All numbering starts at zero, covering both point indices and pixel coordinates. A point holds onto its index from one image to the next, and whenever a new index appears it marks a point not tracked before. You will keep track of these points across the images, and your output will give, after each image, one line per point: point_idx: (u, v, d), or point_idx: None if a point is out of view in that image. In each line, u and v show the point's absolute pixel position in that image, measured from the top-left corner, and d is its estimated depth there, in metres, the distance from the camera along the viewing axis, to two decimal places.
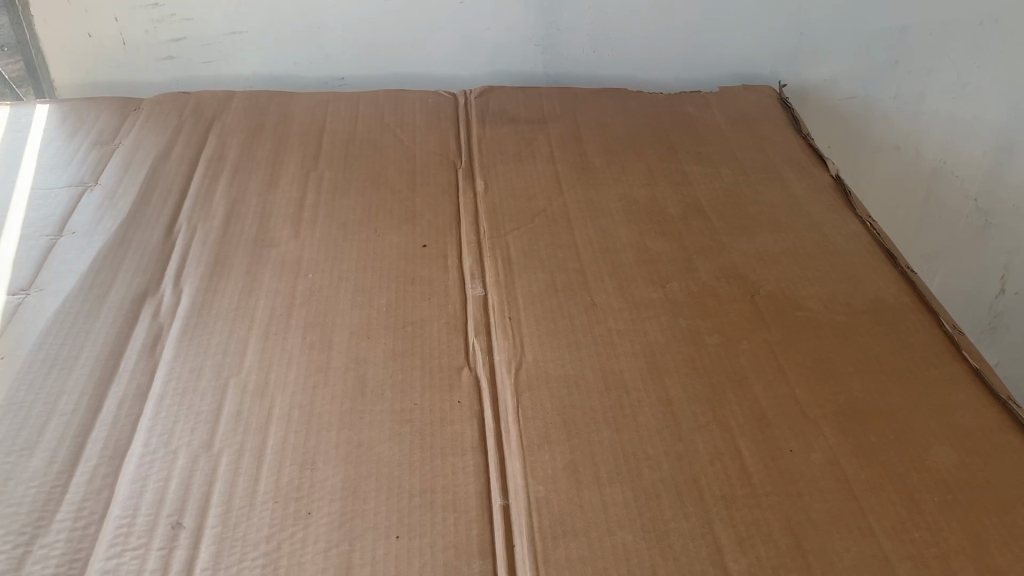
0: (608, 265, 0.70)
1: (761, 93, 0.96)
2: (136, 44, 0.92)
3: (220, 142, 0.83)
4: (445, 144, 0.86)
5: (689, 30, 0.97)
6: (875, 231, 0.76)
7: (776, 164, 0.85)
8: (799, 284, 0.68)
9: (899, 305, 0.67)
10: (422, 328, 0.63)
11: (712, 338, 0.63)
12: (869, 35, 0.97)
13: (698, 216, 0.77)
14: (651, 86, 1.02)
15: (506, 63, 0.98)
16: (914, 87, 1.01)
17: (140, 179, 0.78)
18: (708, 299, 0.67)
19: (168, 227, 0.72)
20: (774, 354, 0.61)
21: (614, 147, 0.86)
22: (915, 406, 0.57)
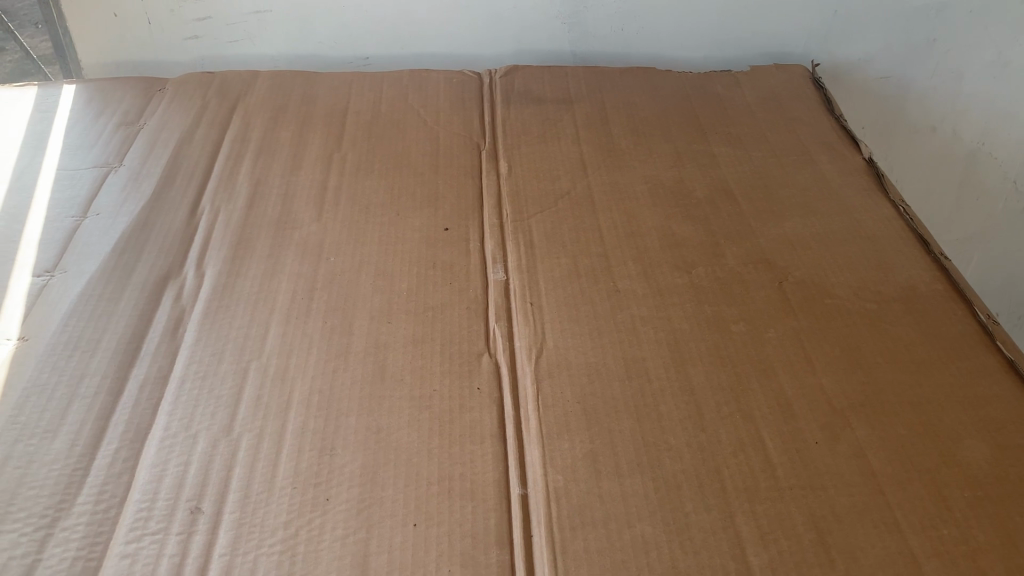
0: (633, 251, 0.69)
1: (793, 72, 0.94)
2: (161, 22, 0.91)
3: (244, 122, 0.83)
4: (469, 125, 0.85)
5: (720, 7, 0.94)
6: (908, 215, 0.74)
7: (807, 145, 0.83)
8: (828, 271, 0.67)
9: (932, 292, 0.65)
10: (443, 313, 0.63)
11: (738, 326, 0.62)
12: (905, 12, 0.94)
13: (726, 200, 0.75)
14: (679, 65, 1.00)
15: (532, 43, 0.97)
16: (952, 65, 0.98)
17: (163, 160, 0.78)
18: (734, 286, 0.65)
19: (192, 209, 0.72)
20: (801, 343, 0.60)
21: (641, 128, 0.85)
22: (945, 398, 0.56)
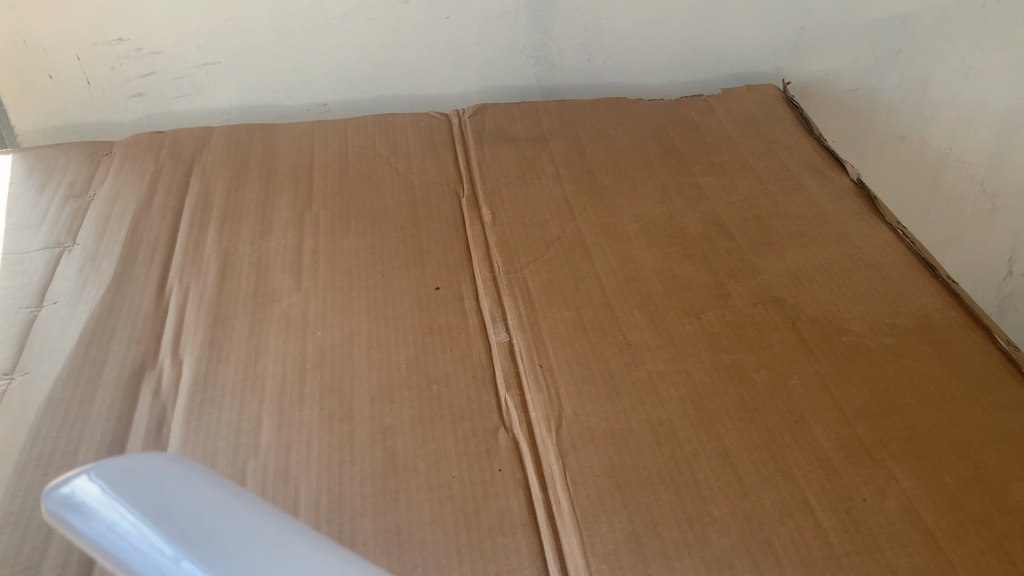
0: (636, 298, 0.66)
1: (766, 92, 0.92)
2: (102, 82, 0.85)
3: (203, 186, 0.78)
4: (444, 172, 0.80)
5: (687, 31, 0.92)
6: (907, 237, 0.72)
7: (792, 168, 0.81)
8: (839, 304, 0.65)
9: (947, 320, 0.63)
10: (449, 385, 0.59)
11: (760, 374, 0.59)
12: (870, 25, 0.94)
13: (721, 235, 0.72)
14: (648, 92, 0.98)
15: (497, 79, 0.93)
16: (918, 74, 0.98)
17: (121, 235, 0.72)
18: (748, 329, 0.62)
19: (159, 289, 0.67)
20: (828, 388, 0.57)
21: (622, 163, 0.82)
22: (984, 437, 0.54)
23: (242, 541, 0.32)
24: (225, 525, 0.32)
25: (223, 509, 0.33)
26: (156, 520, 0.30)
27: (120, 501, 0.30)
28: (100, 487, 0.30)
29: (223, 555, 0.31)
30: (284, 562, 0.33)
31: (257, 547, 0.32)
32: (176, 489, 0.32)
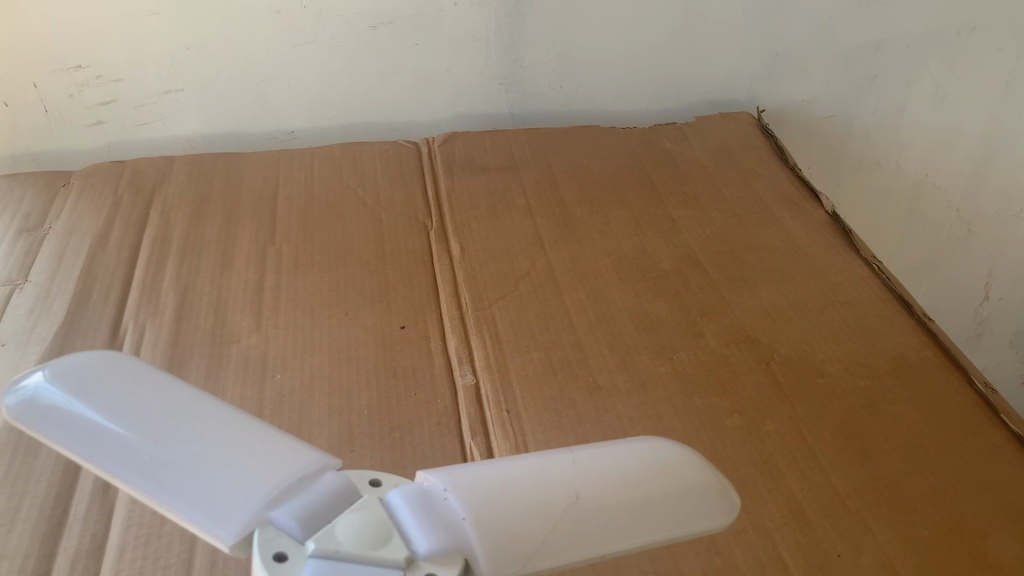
0: (607, 337, 0.64)
1: (740, 120, 0.91)
2: (61, 110, 0.82)
3: (163, 219, 0.75)
4: (412, 203, 0.78)
5: (661, 58, 0.91)
6: (882, 273, 0.71)
7: (766, 200, 0.80)
8: (814, 344, 0.63)
9: (923, 362, 0.62)
10: (411, 433, 0.57)
11: (732, 419, 0.57)
12: (845, 51, 0.93)
13: (694, 269, 0.71)
14: (622, 119, 0.96)
15: (468, 107, 0.92)
16: (893, 101, 0.97)
17: (75, 271, 0.69)
18: (721, 371, 0.61)
19: (113, 330, 0.64)
20: (802, 434, 0.56)
21: (594, 194, 0.80)
22: (961, 486, 0.53)
23: (207, 423, 0.31)
24: (183, 413, 0.30)
25: (191, 398, 0.31)
26: (106, 412, 0.29)
27: (74, 398, 0.30)
28: (52, 387, 0.30)
29: (179, 438, 0.29)
30: (245, 445, 0.30)
31: (224, 427, 0.31)
32: (138, 377, 0.31)
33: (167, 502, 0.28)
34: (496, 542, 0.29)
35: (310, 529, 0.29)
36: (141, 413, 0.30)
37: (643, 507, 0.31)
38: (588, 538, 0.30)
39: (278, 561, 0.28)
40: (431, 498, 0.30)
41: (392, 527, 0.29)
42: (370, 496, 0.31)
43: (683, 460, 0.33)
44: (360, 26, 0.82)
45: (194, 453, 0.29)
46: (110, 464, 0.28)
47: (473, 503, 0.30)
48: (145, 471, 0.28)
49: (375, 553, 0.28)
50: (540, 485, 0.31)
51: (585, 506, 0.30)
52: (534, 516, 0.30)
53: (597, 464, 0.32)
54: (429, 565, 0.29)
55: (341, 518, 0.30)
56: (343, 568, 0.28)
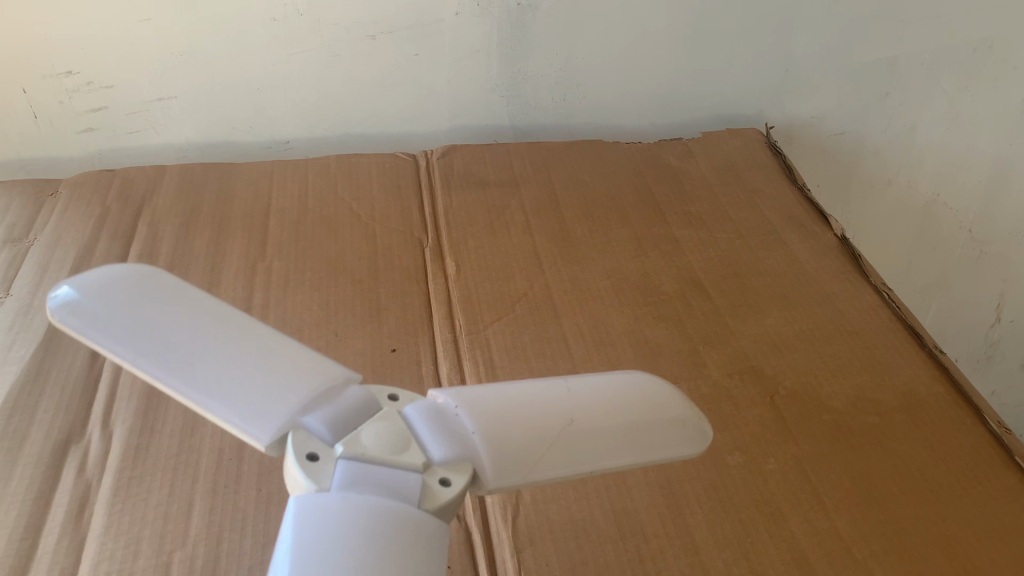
0: (605, 365, 0.62)
1: (747, 136, 0.88)
2: (50, 117, 0.80)
3: (151, 232, 0.73)
4: (408, 219, 0.76)
5: (667, 71, 0.89)
6: (892, 301, 0.69)
7: (773, 220, 0.77)
8: (821, 377, 0.61)
9: (934, 398, 0.60)
10: None
11: (734, 457, 0.55)
12: (857, 67, 0.90)
13: (698, 294, 0.68)
14: (627, 133, 0.94)
15: (468, 118, 0.89)
16: (906, 118, 0.94)
17: (59, 286, 0.67)
18: (724, 405, 0.58)
19: (94, 349, 0.62)
20: (807, 476, 0.54)
21: (596, 212, 0.78)
22: (973, 534, 0.51)
23: (235, 338, 0.33)
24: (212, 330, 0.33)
25: (215, 313, 0.33)
26: (146, 326, 0.31)
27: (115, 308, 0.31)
28: (97, 295, 0.31)
29: (220, 351, 0.32)
30: (273, 361, 0.33)
31: (256, 343, 0.33)
32: (171, 294, 0.33)
33: (214, 406, 0.31)
34: (499, 456, 0.33)
35: (339, 433, 0.32)
36: (184, 328, 0.32)
37: (629, 429, 0.34)
38: (581, 454, 0.33)
39: (312, 460, 0.31)
40: (443, 414, 0.34)
41: (409, 435, 0.33)
42: (389, 409, 0.34)
43: (666, 392, 0.36)
44: (358, 34, 0.80)
45: (234, 368, 0.32)
46: (159, 370, 0.30)
47: (481, 420, 0.33)
48: (192, 377, 0.31)
49: (396, 456, 0.32)
50: (538, 407, 0.34)
51: (578, 425, 0.33)
52: (533, 432, 0.33)
53: (589, 391, 0.35)
54: (442, 470, 0.32)
55: (365, 426, 0.33)
56: (369, 468, 0.31)
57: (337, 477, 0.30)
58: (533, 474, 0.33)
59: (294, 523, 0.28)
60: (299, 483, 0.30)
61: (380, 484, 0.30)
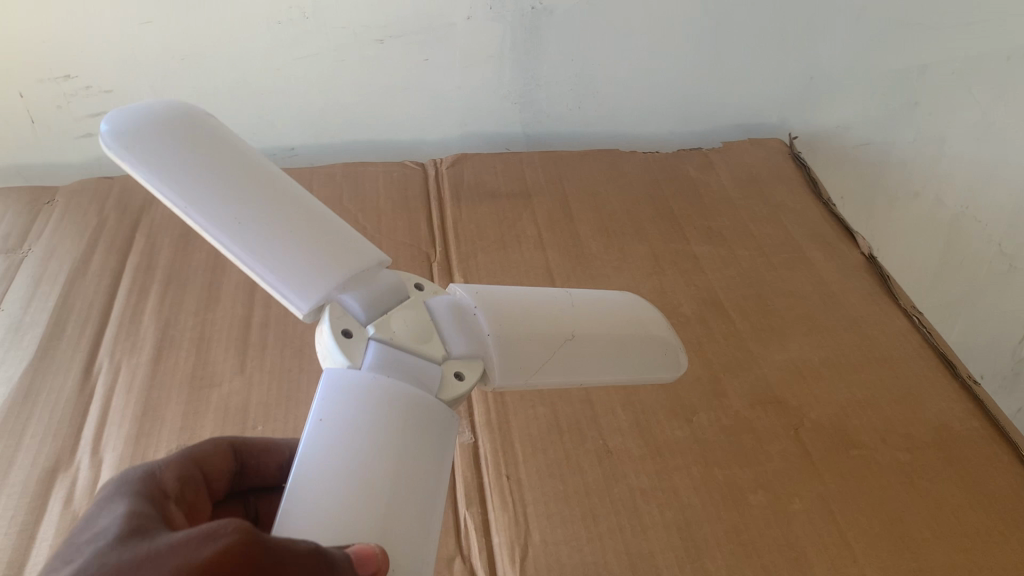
0: (620, 392, 0.59)
1: (770, 147, 0.85)
2: (47, 121, 0.77)
3: (149, 243, 0.71)
4: (415, 232, 0.73)
5: (686, 80, 0.85)
6: (923, 327, 0.65)
7: (796, 237, 0.74)
8: (848, 410, 0.58)
9: (969, 435, 0.56)
10: None
11: (757, 496, 0.52)
12: (884, 76, 0.87)
13: (718, 315, 0.65)
14: (646, 142, 0.91)
15: (479, 123, 0.86)
16: (935, 129, 0.90)
17: (52, 300, 0.65)
18: (746, 438, 0.55)
19: (85, 369, 0.60)
20: (834, 517, 0.51)
21: (610, 225, 0.75)
22: None
23: (276, 200, 0.35)
24: (256, 191, 0.35)
25: (258, 171, 0.36)
26: (194, 176, 0.33)
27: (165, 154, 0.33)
28: (151, 139, 0.33)
29: (262, 209, 0.34)
30: (311, 230, 0.35)
31: (295, 205, 0.36)
32: (215, 147, 0.35)
33: (258, 264, 0.33)
34: (508, 361, 0.40)
35: (370, 314, 0.37)
36: (228, 182, 0.34)
37: (614, 350, 0.43)
38: (569, 367, 0.42)
39: (346, 336, 0.36)
40: (465, 313, 0.40)
41: (432, 326, 0.39)
42: (414, 299, 0.39)
43: (647, 320, 0.45)
44: (366, 38, 0.76)
45: (274, 230, 0.34)
46: (207, 222, 0.33)
47: (500, 325, 0.40)
48: (238, 236, 0.33)
49: (421, 345, 0.38)
50: (544, 322, 0.41)
51: (573, 344, 0.41)
52: (537, 343, 0.41)
53: (583, 314, 0.43)
54: (457, 361, 0.39)
55: (393, 313, 0.38)
56: (396, 352, 0.36)
57: (369, 354, 0.36)
58: (530, 377, 0.41)
59: (325, 402, 0.32)
60: (332, 352, 0.36)
61: (407, 370, 0.36)
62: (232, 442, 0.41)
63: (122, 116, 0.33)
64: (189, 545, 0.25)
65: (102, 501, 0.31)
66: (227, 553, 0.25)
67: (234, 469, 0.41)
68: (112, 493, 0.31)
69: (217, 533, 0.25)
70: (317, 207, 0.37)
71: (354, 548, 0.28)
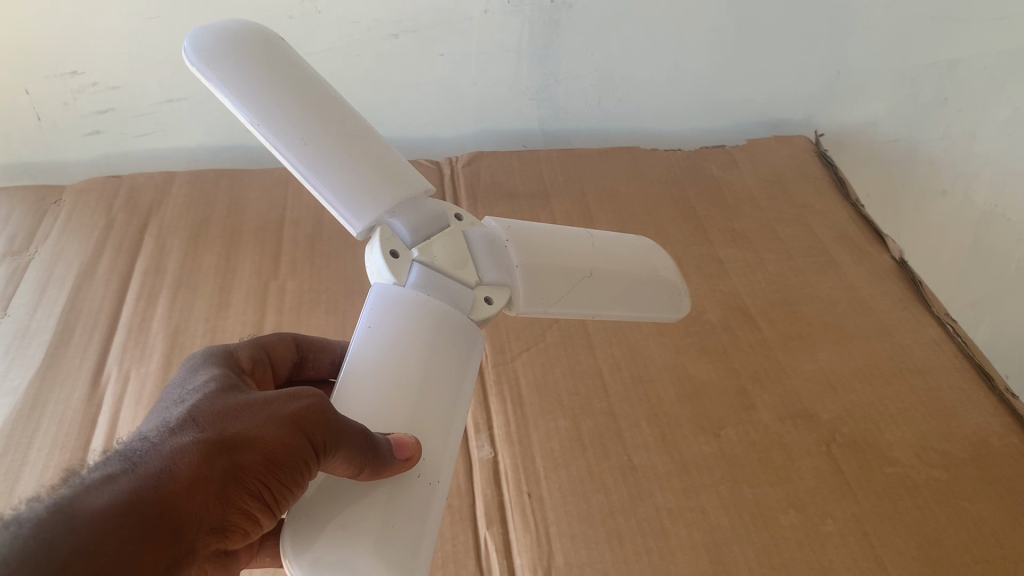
0: (644, 405, 0.57)
1: (795, 144, 0.82)
2: (54, 119, 0.75)
3: (158, 245, 0.69)
4: None
5: (709, 75, 0.83)
6: (957, 333, 0.62)
7: (824, 239, 0.71)
8: (881, 423, 0.56)
9: (1008, 450, 0.54)
10: None
11: (788, 516, 0.50)
12: (913, 70, 0.84)
13: (744, 322, 0.63)
14: (669, 139, 0.90)
15: (495, 118, 0.84)
16: (965, 124, 0.87)
17: (59, 306, 0.63)
18: (776, 454, 0.53)
19: (94, 379, 0.59)
20: (869, 539, 0.49)
21: (631, 226, 0.72)
22: None
23: (339, 120, 0.35)
24: (320, 110, 0.34)
25: (322, 90, 0.35)
26: (262, 91, 0.33)
27: (236, 66, 0.33)
28: (221, 52, 0.33)
29: (325, 128, 0.34)
30: (369, 153, 0.35)
31: (354, 126, 0.35)
32: (283, 62, 0.35)
33: (317, 180, 0.33)
34: (535, 291, 0.39)
35: (416, 237, 0.36)
36: (295, 99, 0.34)
37: (630, 288, 0.41)
38: (592, 300, 0.40)
39: (393, 257, 0.35)
40: (494, 244, 0.39)
41: (467, 251, 0.38)
42: (455, 225, 0.38)
43: (666, 265, 0.44)
44: (379, 33, 0.73)
45: (336, 150, 0.34)
46: (271, 135, 0.33)
47: (523, 256, 0.39)
48: (302, 153, 0.33)
49: (455, 270, 0.37)
50: (567, 256, 0.40)
51: (591, 280, 0.40)
52: (560, 276, 0.40)
53: (602, 252, 0.41)
54: (490, 287, 0.37)
55: (435, 237, 0.37)
56: (437, 275, 0.36)
57: (414, 275, 0.35)
58: (552, 310, 0.40)
59: (374, 311, 0.33)
60: (380, 271, 0.35)
61: (445, 294, 0.35)
62: (295, 336, 0.42)
63: (206, 24, 0.34)
64: (277, 401, 0.30)
65: (188, 370, 0.34)
66: (308, 408, 0.30)
67: (295, 361, 0.41)
68: (198, 364, 0.34)
69: (300, 394, 0.31)
70: (375, 132, 0.37)
71: (392, 436, 0.30)
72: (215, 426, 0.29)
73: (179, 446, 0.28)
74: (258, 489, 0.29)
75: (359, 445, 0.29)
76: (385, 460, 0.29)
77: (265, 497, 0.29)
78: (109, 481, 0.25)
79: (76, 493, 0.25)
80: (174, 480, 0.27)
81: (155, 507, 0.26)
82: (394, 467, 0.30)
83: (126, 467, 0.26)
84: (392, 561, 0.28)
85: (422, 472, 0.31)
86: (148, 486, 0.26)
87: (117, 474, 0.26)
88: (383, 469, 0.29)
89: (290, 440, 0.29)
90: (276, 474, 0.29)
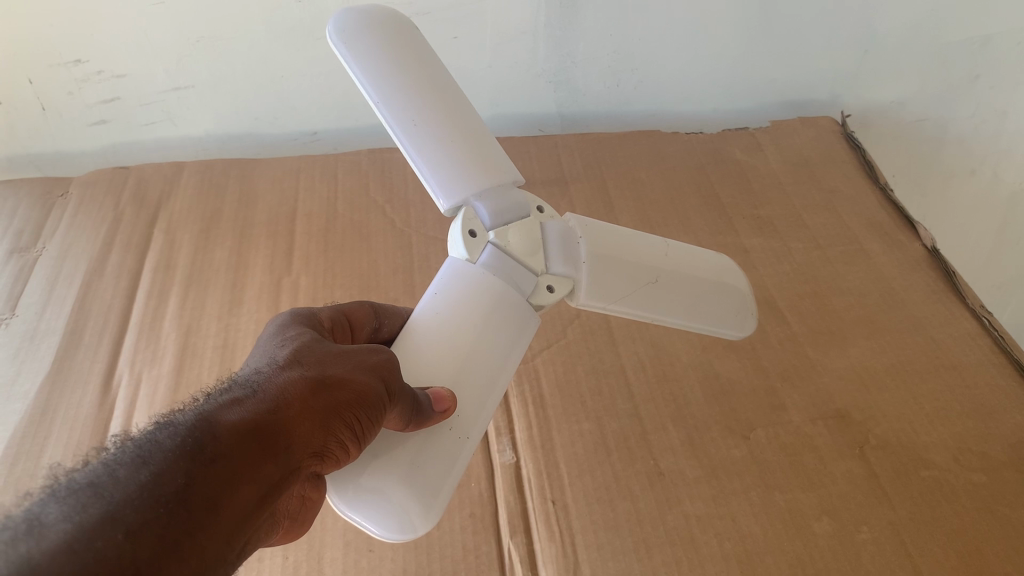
0: (670, 406, 0.55)
1: (821, 125, 0.79)
2: (58, 108, 0.73)
3: (168, 240, 0.67)
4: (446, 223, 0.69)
5: (732, 56, 0.80)
6: (994, 327, 0.60)
7: (854, 227, 0.69)
8: (916, 424, 0.54)
9: None
10: (440, 526, 0.48)
11: (822, 525, 0.48)
12: (944, 46, 0.81)
13: (773, 317, 0.61)
14: (689, 120, 0.88)
15: (511, 100, 0.81)
16: (997, 103, 0.84)
17: (67, 307, 0.62)
18: (808, 459, 0.52)
19: (105, 383, 0.57)
20: (906, 547, 0.47)
21: (652, 215, 0.70)
22: None
23: (448, 109, 0.39)
24: (433, 98, 0.38)
25: (440, 80, 0.39)
26: (387, 77, 0.37)
27: (370, 54, 0.37)
28: (358, 40, 0.37)
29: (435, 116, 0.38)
30: (470, 140, 0.39)
31: (462, 115, 0.39)
32: (410, 53, 0.39)
33: (420, 161, 0.37)
34: (597, 287, 0.40)
35: (496, 221, 0.39)
36: (414, 86, 0.38)
37: (691, 297, 0.43)
38: (653, 304, 0.42)
39: (471, 236, 0.38)
40: (568, 237, 0.41)
41: (541, 242, 0.40)
42: (534, 217, 0.40)
43: (736, 277, 0.46)
44: None
45: (440, 135, 0.38)
46: (388, 113, 0.37)
47: (592, 254, 0.41)
48: (411, 134, 0.37)
49: (524, 257, 0.39)
50: (635, 258, 0.42)
51: (653, 286, 0.42)
52: (623, 275, 0.41)
53: (672, 263, 0.43)
54: (553, 278, 0.40)
55: (514, 225, 0.39)
56: (507, 260, 0.38)
57: (485, 255, 0.38)
58: (613, 306, 0.41)
59: (447, 278, 0.37)
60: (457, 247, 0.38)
61: (508, 279, 0.38)
62: (371, 304, 0.41)
63: (353, 6, 0.39)
64: (361, 351, 0.32)
65: (278, 325, 0.35)
66: (387, 363, 0.32)
67: (374, 328, 0.41)
68: (286, 319, 0.35)
69: (378, 351, 0.32)
70: (478, 122, 0.40)
71: (431, 389, 0.33)
72: (317, 366, 0.30)
73: (287, 379, 0.29)
74: (353, 425, 0.30)
75: (408, 404, 0.31)
76: (425, 415, 0.32)
77: (355, 430, 0.30)
78: (236, 402, 0.27)
79: (211, 410, 0.26)
80: (288, 407, 0.28)
81: (273, 428, 0.27)
82: (431, 419, 0.32)
83: (249, 393, 0.28)
84: (413, 493, 0.31)
85: (453, 426, 0.33)
86: (268, 409, 0.28)
87: (241, 397, 0.28)
88: (424, 421, 0.32)
89: (374, 383, 0.30)
90: (368, 412, 0.30)
